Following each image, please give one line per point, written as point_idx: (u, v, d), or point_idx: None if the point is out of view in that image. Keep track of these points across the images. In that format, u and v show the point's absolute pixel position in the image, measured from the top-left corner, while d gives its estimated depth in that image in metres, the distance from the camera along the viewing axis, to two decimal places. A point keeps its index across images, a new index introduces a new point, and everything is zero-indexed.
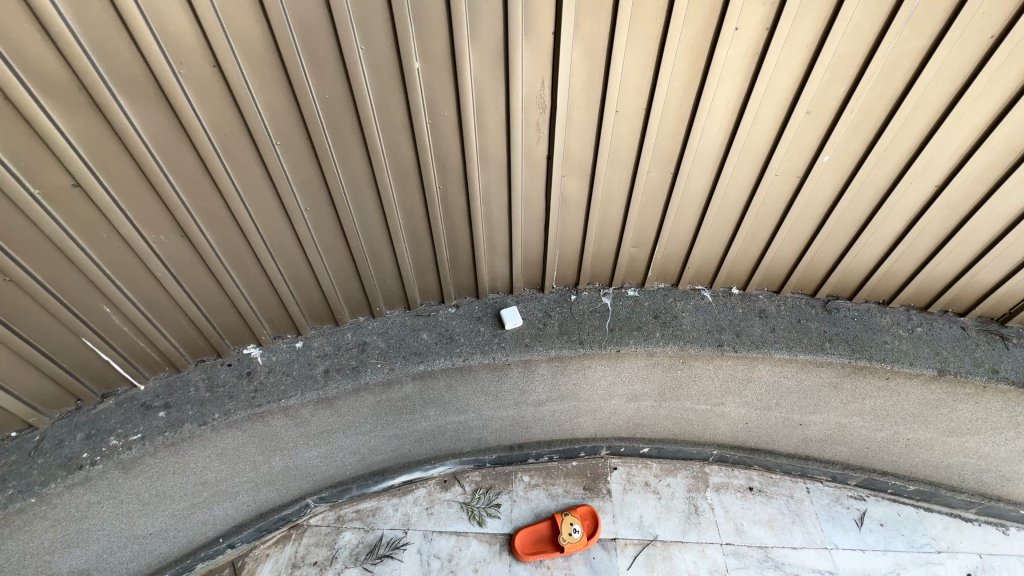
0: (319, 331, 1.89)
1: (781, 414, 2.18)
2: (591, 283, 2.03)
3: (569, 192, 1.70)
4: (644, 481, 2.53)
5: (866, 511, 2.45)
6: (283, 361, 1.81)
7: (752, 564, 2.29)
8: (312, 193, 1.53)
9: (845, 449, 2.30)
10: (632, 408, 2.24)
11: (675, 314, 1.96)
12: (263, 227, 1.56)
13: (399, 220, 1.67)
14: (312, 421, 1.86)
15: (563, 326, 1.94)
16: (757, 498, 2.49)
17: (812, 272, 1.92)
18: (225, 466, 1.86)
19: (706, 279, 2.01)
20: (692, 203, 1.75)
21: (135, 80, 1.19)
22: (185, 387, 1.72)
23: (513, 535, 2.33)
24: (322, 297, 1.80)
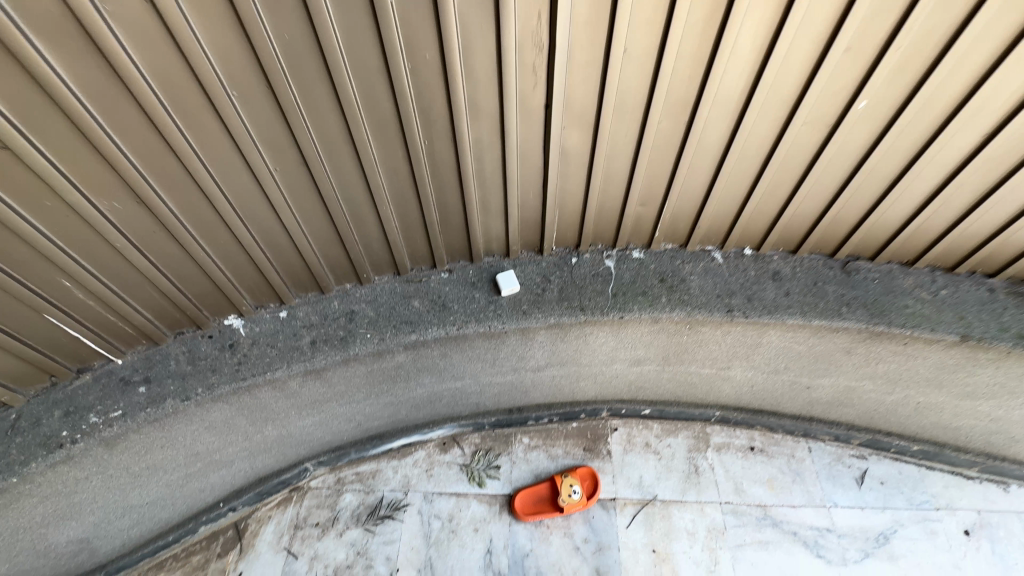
0: (303, 299, 1.78)
1: (788, 378, 2.11)
2: (593, 245, 1.90)
3: (570, 146, 1.53)
4: (644, 441, 2.50)
5: (867, 469, 2.43)
6: (266, 332, 1.72)
7: (750, 522, 2.30)
8: (280, 151, 1.37)
9: (851, 411, 2.25)
10: (634, 373, 2.17)
11: (682, 278, 1.84)
12: (229, 190, 1.41)
13: (381, 180, 1.52)
14: (302, 392, 1.79)
15: (563, 291, 1.82)
16: (759, 457, 2.47)
17: (834, 231, 1.78)
18: (216, 437, 1.82)
19: (717, 239, 1.87)
20: (706, 156, 1.57)
21: (53, 21, 1.01)
22: (164, 361, 1.64)
23: (513, 496, 2.34)
24: (303, 264, 1.68)
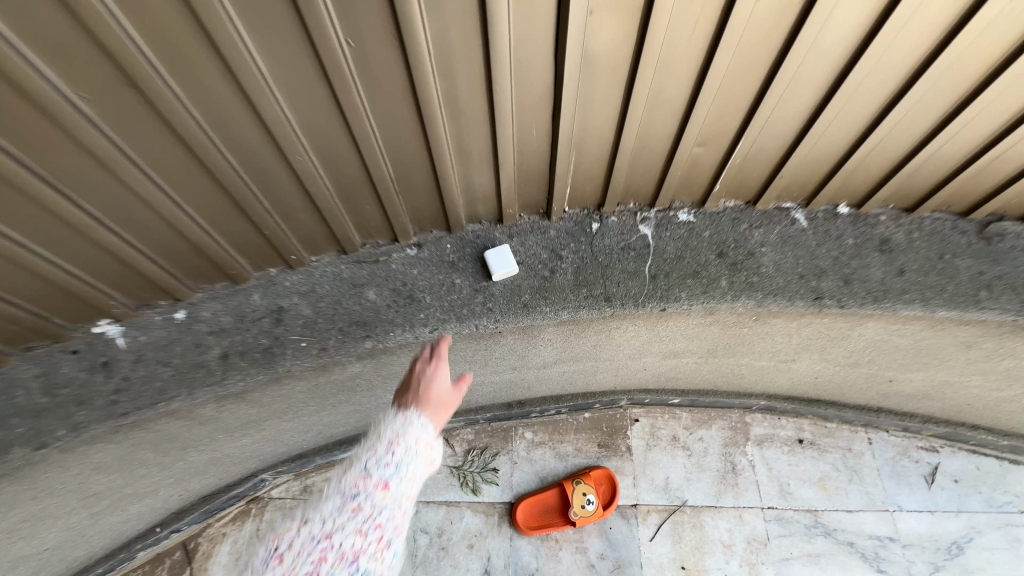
0: (208, 293, 1.25)
1: (868, 371, 1.63)
2: (622, 204, 1.33)
3: (597, 47, 0.93)
4: (671, 435, 2.08)
5: (937, 465, 2.03)
6: (156, 343, 1.20)
7: (798, 531, 1.93)
8: (83, 66, 0.79)
9: (936, 404, 1.79)
10: (667, 365, 1.68)
11: (751, 251, 1.29)
12: (13, 142, 0.84)
13: (280, 108, 0.94)
14: (224, 418, 1.31)
15: (581, 274, 1.28)
16: (809, 452, 2.05)
17: (981, 181, 1.22)
18: (116, 475, 1.36)
19: (802, 193, 1.30)
20: (821, 65, 1.00)
21: None
22: (6, 392, 1.13)
23: (514, 505, 1.95)
24: (192, 246, 1.13)
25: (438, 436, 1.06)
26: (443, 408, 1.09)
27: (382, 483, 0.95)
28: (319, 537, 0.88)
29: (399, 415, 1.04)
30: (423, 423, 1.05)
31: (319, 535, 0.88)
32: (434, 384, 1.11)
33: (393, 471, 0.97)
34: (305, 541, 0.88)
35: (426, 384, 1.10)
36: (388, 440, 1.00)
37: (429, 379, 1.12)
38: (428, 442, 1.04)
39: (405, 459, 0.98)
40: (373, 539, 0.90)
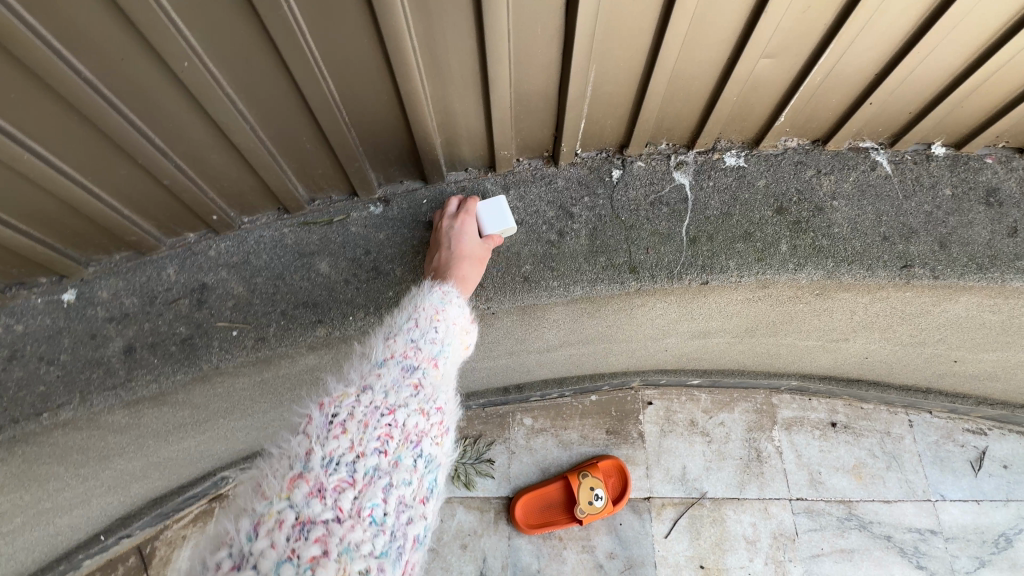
0: (105, 267, 0.94)
1: (933, 351, 1.37)
2: (650, 144, 1.02)
3: None
4: (689, 419, 1.84)
5: (986, 449, 1.81)
6: (39, 335, 0.90)
7: (830, 524, 1.73)
8: None
9: (999, 386, 1.55)
10: (693, 346, 1.42)
11: (819, 205, 0.99)
12: None
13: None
14: (145, 424, 1.04)
15: (598, 237, 0.99)
16: (843, 437, 1.83)
17: None
18: (20, 494, 1.10)
19: (887, 128, 0.99)
20: None
21: None
22: None
23: (512, 501, 1.72)
24: (65, 206, 0.81)
25: (475, 320, 0.94)
26: (477, 265, 0.95)
27: (435, 361, 0.84)
28: (381, 410, 0.75)
29: (433, 286, 0.90)
30: (461, 302, 0.92)
31: (382, 407, 0.75)
32: (463, 239, 0.94)
33: (444, 350, 0.86)
34: (367, 412, 0.74)
35: (454, 240, 0.94)
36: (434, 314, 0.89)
37: (458, 233, 0.95)
38: (470, 327, 0.92)
39: (449, 341, 0.87)
40: (436, 423, 0.79)
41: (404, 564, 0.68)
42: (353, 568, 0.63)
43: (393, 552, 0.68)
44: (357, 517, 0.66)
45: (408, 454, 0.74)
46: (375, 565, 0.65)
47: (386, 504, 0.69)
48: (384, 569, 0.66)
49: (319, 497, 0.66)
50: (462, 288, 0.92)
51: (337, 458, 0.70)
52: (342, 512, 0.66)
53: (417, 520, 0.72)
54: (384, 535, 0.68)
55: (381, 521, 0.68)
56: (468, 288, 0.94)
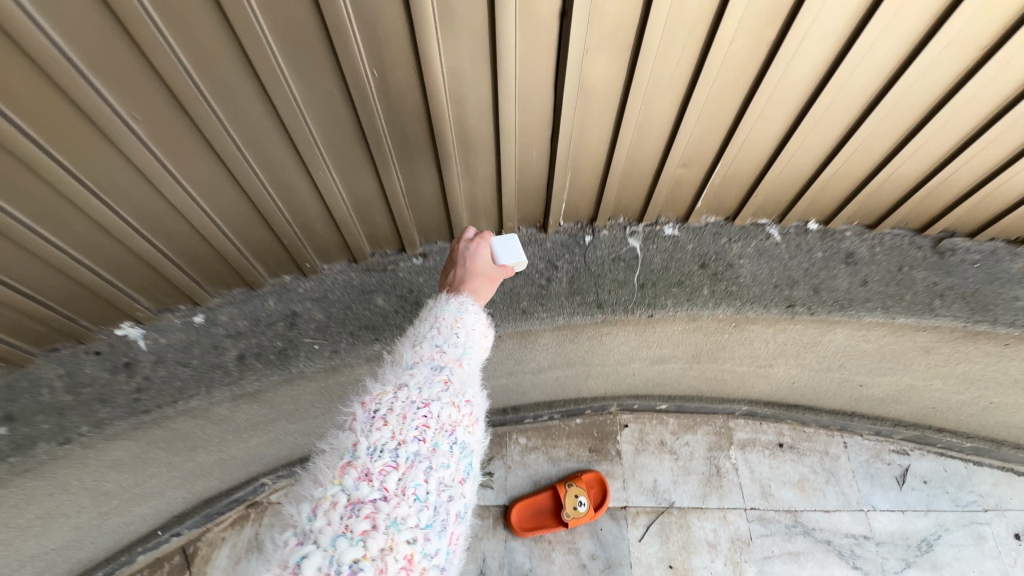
0: (225, 298, 1.32)
1: (840, 376, 1.75)
2: (612, 218, 1.43)
3: (592, 80, 1.03)
4: (659, 440, 2.17)
5: (909, 467, 2.15)
6: (175, 346, 1.26)
7: (778, 530, 2.03)
8: (139, 89, 0.86)
9: (904, 408, 1.93)
10: (655, 371, 1.79)
11: (730, 262, 1.41)
12: (68, 155, 0.90)
13: (308, 131, 1.03)
14: (235, 418, 1.38)
15: (575, 283, 1.39)
16: (789, 455, 2.17)
17: (931, 204, 1.33)
18: (128, 474, 1.41)
19: (775, 211, 1.42)
20: (786, 101, 1.09)
21: None
22: (33, 391, 1.19)
23: (508, 508, 2.02)
24: (213, 253, 1.20)
25: (490, 324, 1.08)
26: (488, 282, 1.17)
27: (459, 360, 0.94)
28: (417, 404, 0.84)
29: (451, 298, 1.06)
30: (476, 309, 1.06)
31: (418, 401, 0.84)
32: (475, 261, 1.19)
33: (466, 351, 0.97)
34: (405, 405, 0.83)
35: (468, 261, 1.19)
36: (454, 321, 1.00)
37: (472, 255, 1.21)
38: (485, 331, 1.05)
39: (469, 343, 0.98)
40: (466, 413, 0.87)
41: (447, 535, 0.77)
42: (402, 539, 0.72)
43: (438, 525, 0.76)
44: (402, 495, 0.75)
45: (444, 441, 0.81)
46: (421, 535, 0.74)
47: (428, 484, 0.77)
48: (429, 539, 0.75)
49: (367, 481, 0.75)
50: (475, 296, 1.11)
51: (380, 446, 0.78)
52: (388, 492, 0.75)
53: (457, 497, 0.81)
54: (429, 511, 0.76)
55: (424, 499, 0.76)
56: (481, 300, 1.13)
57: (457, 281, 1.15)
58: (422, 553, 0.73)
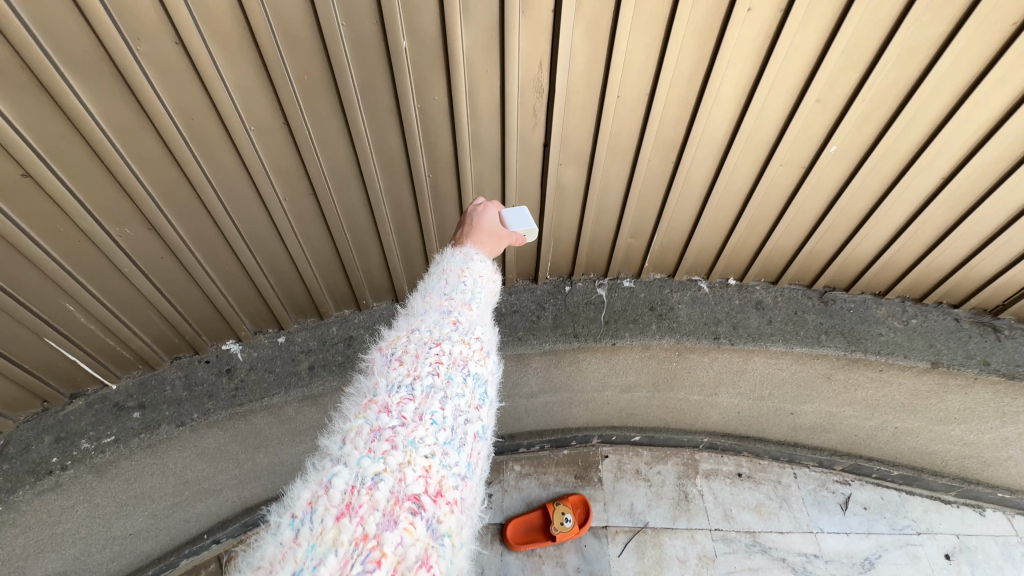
0: (301, 325, 1.81)
1: (773, 404, 2.19)
2: (585, 274, 1.97)
3: (565, 180, 1.60)
4: (635, 468, 2.53)
5: (850, 495, 2.49)
6: (263, 357, 1.73)
7: (739, 548, 2.33)
8: (292, 182, 1.41)
9: (833, 436, 2.34)
10: (625, 399, 2.22)
11: (672, 306, 1.92)
12: (239, 218, 1.44)
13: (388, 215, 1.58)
14: (297, 418, 1.79)
15: (558, 319, 1.89)
16: (747, 484, 2.52)
17: (809, 265, 1.87)
18: (207, 465, 1.78)
19: (703, 270, 1.95)
20: (693, 195, 1.66)
21: (89, 61, 1.04)
22: (160, 387, 1.63)
23: (504, 525, 2.32)
24: (303, 289, 1.71)
25: (496, 271, 1.06)
26: (496, 239, 1.14)
27: (468, 304, 0.92)
28: (429, 344, 0.83)
29: (456, 252, 1.04)
30: (482, 260, 1.04)
31: (429, 342, 0.83)
32: (484, 218, 1.16)
33: (474, 296, 0.95)
34: (417, 347, 0.82)
35: (476, 218, 1.16)
36: (460, 272, 0.98)
37: (481, 217, 1.17)
38: (492, 277, 1.03)
39: (477, 290, 0.97)
40: (476, 348, 0.87)
41: (466, 451, 0.75)
42: (419, 455, 0.70)
43: (456, 442, 0.75)
44: (419, 420, 0.74)
45: (457, 374, 0.81)
46: (439, 450, 0.72)
47: (444, 410, 0.76)
48: (448, 454, 0.73)
49: (387, 411, 0.73)
50: (483, 251, 1.09)
51: (397, 382, 0.77)
52: (406, 419, 0.73)
53: (474, 420, 0.80)
54: (446, 431, 0.75)
55: (440, 422, 0.75)
56: (488, 254, 1.09)
57: (464, 236, 1.12)
58: (441, 465, 0.71)
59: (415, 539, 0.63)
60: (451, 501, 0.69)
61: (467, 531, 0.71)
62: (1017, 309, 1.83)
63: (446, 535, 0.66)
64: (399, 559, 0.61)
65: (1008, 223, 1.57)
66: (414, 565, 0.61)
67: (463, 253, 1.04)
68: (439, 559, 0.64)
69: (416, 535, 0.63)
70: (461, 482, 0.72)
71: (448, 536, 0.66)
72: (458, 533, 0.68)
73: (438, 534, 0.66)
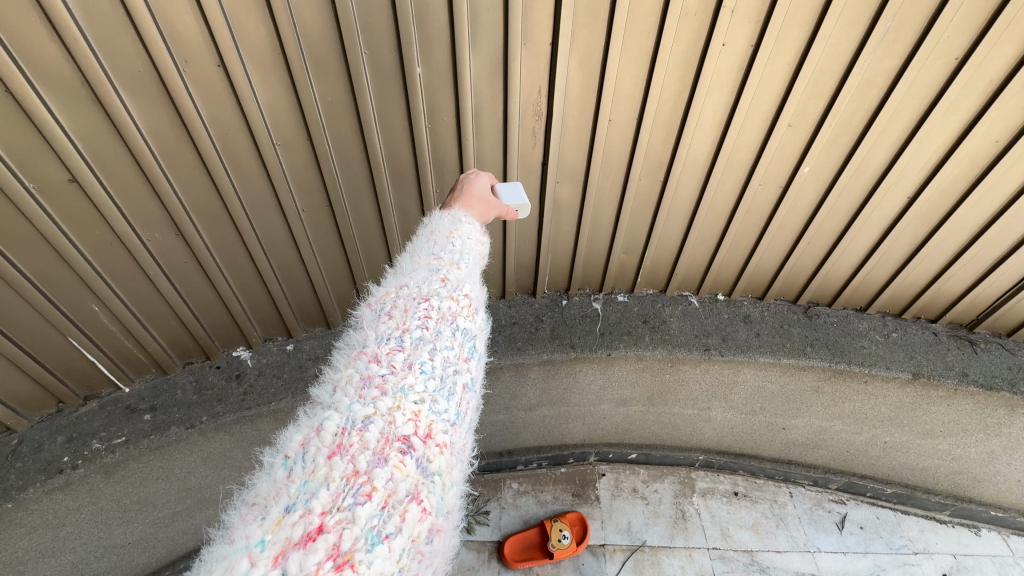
0: (309, 333, 1.89)
1: (765, 419, 2.25)
2: (581, 289, 2.07)
3: (562, 198, 1.73)
4: (632, 487, 2.55)
5: (846, 514, 2.51)
6: (272, 364, 1.80)
7: (738, 568, 2.31)
8: (309, 193, 1.53)
9: (825, 453, 2.38)
10: (621, 413, 2.28)
11: (664, 319, 2.01)
12: (258, 226, 1.55)
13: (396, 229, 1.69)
14: None
15: (555, 331, 1.97)
16: (743, 502, 2.53)
17: (792, 281, 1.98)
18: (210, 472, 1.81)
19: (693, 286, 2.06)
20: (680, 213, 1.79)
21: (140, 79, 1.19)
22: (171, 390, 1.69)
23: (502, 542, 2.32)
24: (314, 299, 1.80)
25: (484, 236, 1.08)
26: (485, 206, 1.16)
27: (457, 264, 0.95)
28: (418, 299, 0.86)
29: (445, 215, 1.06)
30: (470, 223, 1.07)
31: (418, 297, 0.86)
32: (475, 185, 1.19)
33: (463, 256, 0.98)
34: (406, 302, 0.85)
35: (467, 184, 1.18)
36: (448, 233, 1.01)
37: (473, 182, 1.20)
38: (480, 241, 1.06)
39: (466, 251, 0.99)
40: (465, 305, 0.90)
41: (455, 400, 0.79)
42: (409, 400, 0.73)
43: (445, 391, 0.78)
44: (408, 369, 0.77)
45: (446, 328, 0.84)
46: (428, 397, 0.75)
47: (433, 361, 0.80)
48: (437, 402, 0.76)
49: (377, 361, 0.77)
50: (473, 215, 1.11)
51: (386, 335, 0.80)
52: (396, 367, 0.76)
53: (462, 372, 0.83)
54: (434, 380, 0.78)
55: (429, 372, 0.78)
56: (476, 217, 1.11)
57: (454, 200, 1.14)
58: (430, 411, 0.74)
59: (404, 475, 0.67)
60: (440, 443, 0.73)
61: (456, 471, 0.75)
62: (991, 323, 1.93)
63: (435, 473, 0.70)
64: (390, 492, 0.64)
65: (972, 240, 1.70)
66: (405, 499, 0.65)
67: (452, 215, 1.07)
68: (428, 494, 0.68)
69: (405, 471, 0.67)
70: (450, 428, 0.76)
71: (437, 474, 0.70)
72: (447, 472, 0.73)
73: (427, 472, 0.70)
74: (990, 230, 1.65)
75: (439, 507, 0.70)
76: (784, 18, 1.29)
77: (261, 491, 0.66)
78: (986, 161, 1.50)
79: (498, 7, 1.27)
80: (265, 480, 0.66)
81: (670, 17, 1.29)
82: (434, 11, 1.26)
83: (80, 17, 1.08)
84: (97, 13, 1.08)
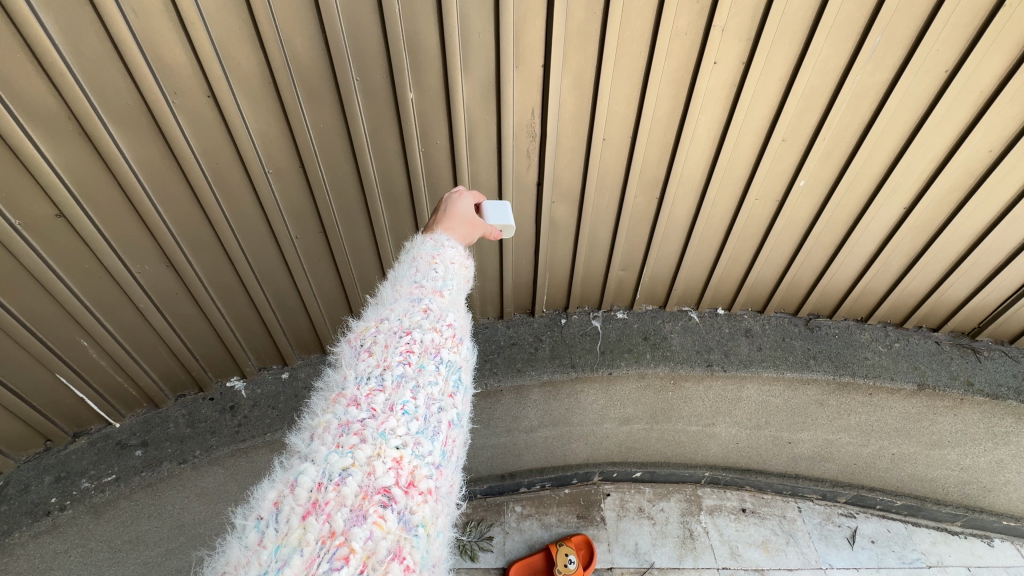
0: (304, 360, 1.86)
1: (770, 433, 2.21)
2: (580, 307, 2.04)
3: (558, 218, 1.71)
4: (638, 506, 2.49)
5: (857, 528, 2.46)
6: (267, 393, 1.76)
7: None
8: (302, 219, 1.51)
9: (833, 466, 2.34)
10: (624, 432, 2.24)
11: (664, 335, 1.99)
12: (251, 253, 1.52)
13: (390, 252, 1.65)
14: None
15: (555, 350, 1.95)
16: (752, 519, 2.48)
17: (792, 294, 1.97)
18: (205, 507, 1.75)
19: (692, 301, 2.04)
20: (677, 229, 1.77)
21: (127, 111, 1.17)
22: (163, 424, 1.65)
23: (506, 568, 2.25)
24: (309, 325, 1.77)
25: (469, 257, 1.06)
26: (469, 226, 1.13)
27: (439, 291, 0.92)
28: (399, 332, 0.83)
29: (426, 239, 1.04)
30: (453, 245, 1.04)
31: (399, 330, 0.83)
32: (458, 205, 1.17)
33: (446, 283, 0.95)
34: (387, 336, 0.83)
35: (450, 205, 1.16)
36: (431, 259, 0.98)
37: (456, 202, 1.18)
38: (464, 263, 1.03)
39: (449, 277, 0.97)
40: (449, 336, 0.87)
41: (440, 439, 0.76)
42: (390, 446, 0.70)
43: (429, 432, 0.76)
44: (390, 411, 0.74)
45: (429, 362, 0.82)
46: (411, 441, 0.72)
47: (416, 400, 0.77)
48: (420, 444, 0.73)
49: (356, 405, 0.74)
50: (455, 235, 1.09)
51: (366, 374, 0.78)
52: (376, 410, 0.74)
53: (448, 408, 0.81)
54: (418, 421, 0.75)
55: (412, 412, 0.75)
56: (460, 239, 1.09)
57: (436, 222, 1.12)
58: (413, 455, 0.71)
59: (385, 532, 0.64)
60: (424, 491, 0.70)
61: (442, 517, 0.72)
62: (993, 331, 1.92)
63: (419, 525, 0.67)
64: (369, 553, 0.62)
65: (970, 249, 1.69)
66: (386, 558, 0.62)
67: (434, 239, 1.04)
68: (411, 549, 0.65)
69: (386, 528, 0.64)
70: (436, 471, 0.73)
71: (421, 525, 0.67)
72: (432, 522, 0.70)
73: (411, 525, 0.67)
74: (988, 238, 1.65)
75: (425, 562, 0.67)
76: (774, 35, 1.29)
77: (232, 558, 0.63)
78: (980, 170, 1.50)
79: (489, 30, 1.27)
80: (236, 546, 0.63)
81: (661, 37, 1.30)
82: (426, 35, 1.26)
83: (66, 51, 1.07)
84: (84, 47, 1.08)
